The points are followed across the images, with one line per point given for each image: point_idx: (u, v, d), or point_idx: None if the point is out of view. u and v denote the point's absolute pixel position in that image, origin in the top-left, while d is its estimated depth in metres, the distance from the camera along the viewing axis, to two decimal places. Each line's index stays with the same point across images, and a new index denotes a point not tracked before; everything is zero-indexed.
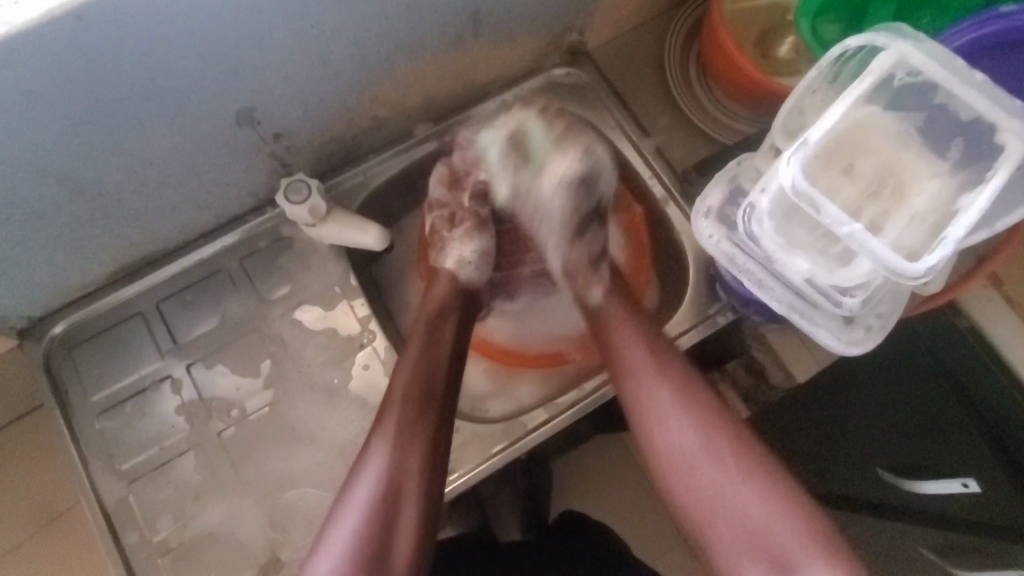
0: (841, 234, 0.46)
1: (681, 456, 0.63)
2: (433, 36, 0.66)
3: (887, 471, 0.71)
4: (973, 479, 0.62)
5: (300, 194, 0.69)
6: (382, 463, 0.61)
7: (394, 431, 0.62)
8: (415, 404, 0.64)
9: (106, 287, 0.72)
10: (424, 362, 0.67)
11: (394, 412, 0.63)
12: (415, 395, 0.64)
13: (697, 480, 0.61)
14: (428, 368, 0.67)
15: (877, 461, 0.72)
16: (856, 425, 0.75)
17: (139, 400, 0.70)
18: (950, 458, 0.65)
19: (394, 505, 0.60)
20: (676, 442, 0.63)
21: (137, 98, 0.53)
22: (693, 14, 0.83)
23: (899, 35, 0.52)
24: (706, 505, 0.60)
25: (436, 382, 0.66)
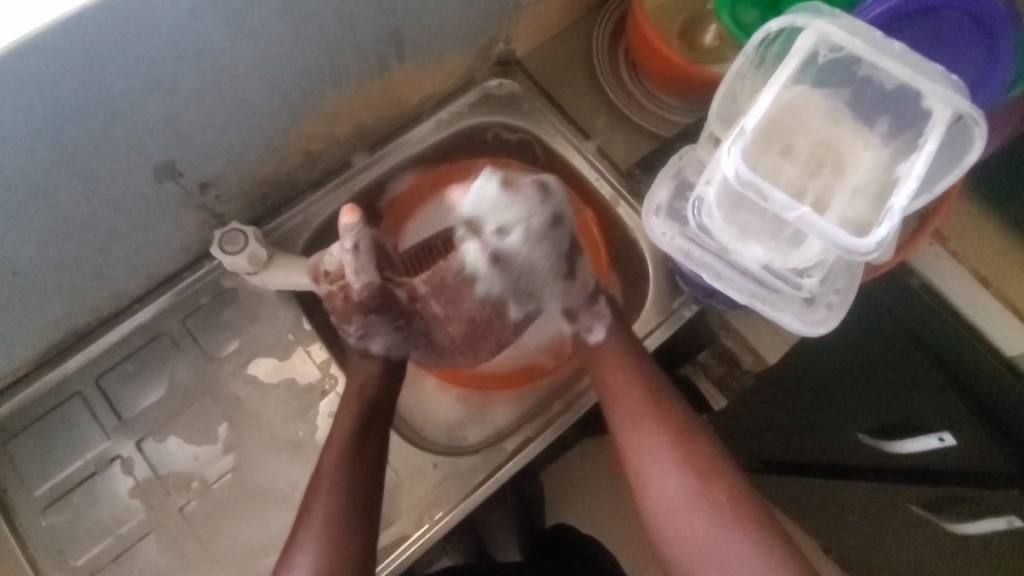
0: (791, 219, 0.45)
1: (667, 494, 0.62)
2: (356, 64, 0.64)
3: (867, 436, 0.75)
4: (947, 433, 0.65)
5: (237, 244, 0.65)
6: (308, 555, 0.57)
7: (326, 509, 0.58)
8: (342, 490, 0.59)
9: (36, 370, 0.67)
10: (351, 434, 0.62)
11: (327, 486, 0.59)
12: (343, 466, 0.61)
13: (678, 531, 0.61)
14: (359, 439, 0.62)
15: (858, 425, 0.76)
16: (825, 394, 0.78)
17: (87, 488, 0.64)
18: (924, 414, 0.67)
19: None
20: (664, 488, 0.63)
21: (35, 167, 0.48)
22: (616, 12, 0.83)
23: (818, 14, 0.52)
24: (692, 545, 0.61)
25: (368, 450, 0.62)
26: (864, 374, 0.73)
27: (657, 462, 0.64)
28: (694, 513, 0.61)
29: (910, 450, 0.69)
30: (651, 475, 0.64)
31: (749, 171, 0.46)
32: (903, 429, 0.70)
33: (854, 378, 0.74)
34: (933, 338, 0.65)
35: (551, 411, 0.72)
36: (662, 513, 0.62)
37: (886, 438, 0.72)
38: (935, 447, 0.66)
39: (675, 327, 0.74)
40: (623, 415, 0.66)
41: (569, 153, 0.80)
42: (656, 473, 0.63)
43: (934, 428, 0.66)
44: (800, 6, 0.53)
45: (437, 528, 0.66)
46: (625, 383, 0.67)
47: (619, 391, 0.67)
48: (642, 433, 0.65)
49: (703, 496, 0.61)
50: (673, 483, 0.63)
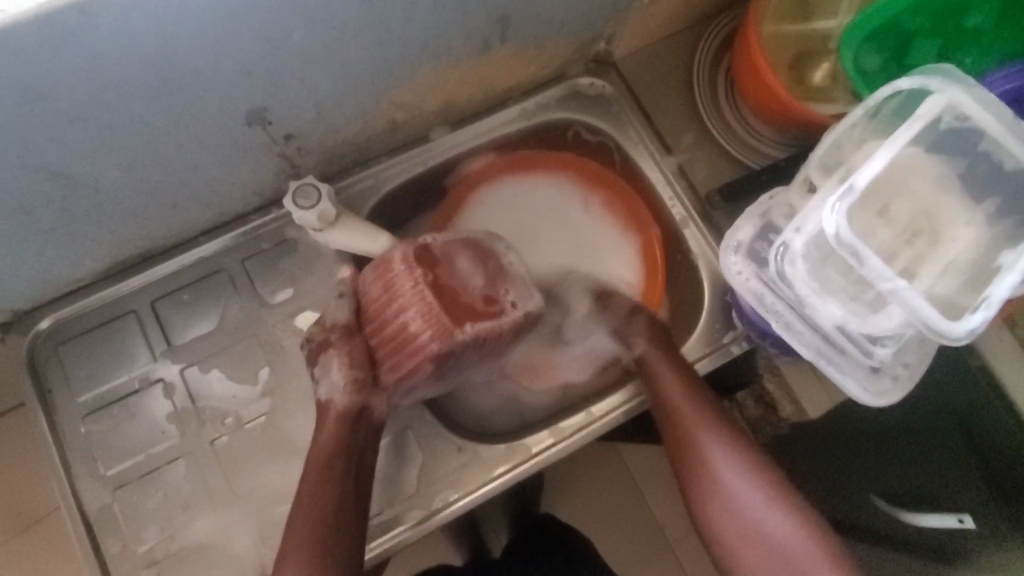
0: (884, 289, 0.43)
1: (709, 467, 0.63)
2: (460, 42, 0.63)
3: (879, 501, 0.68)
4: (968, 515, 0.58)
5: (309, 199, 0.65)
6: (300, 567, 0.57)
7: (309, 499, 0.60)
8: (329, 492, 0.60)
9: (99, 282, 0.69)
10: (339, 431, 0.62)
11: (308, 481, 0.60)
12: (325, 463, 0.61)
13: (726, 505, 0.62)
14: (347, 437, 0.62)
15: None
16: (851, 450, 0.74)
17: (128, 404, 0.67)
18: (950, 491, 0.61)
19: None
20: (715, 466, 0.63)
21: (139, 93, 0.49)
22: (726, 28, 0.80)
23: (951, 79, 0.49)
24: (741, 526, 0.61)
25: (354, 450, 0.62)
26: (903, 441, 0.68)
27: (714, 443, 0.64)
28: (742, 487, 0.62)
29: (922, 526, 0.62)
30: (712, 447, 0.64)
31: (851, 232, 0.43)
32: (922, 503, 0.63)
33: (889, 442, 0.70)
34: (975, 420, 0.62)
35: (577, 418, 0.71)
36: (712, 487, 0.63)
37: (902, 509, 0.65)
38: (950, 528, 0.59)
39: (720, 362, 0.73)
40: (670, 404, 0.66)
41: (648, 165, 0.79)
42: (716, 444, 0.64)
43: (956, 507, 0.59)
44: (934, 67, 0.50)
45: (449, 511, 0.67)
46: (669, 373, 0.67)
47: (666, 380, 0.67)
48: (686, 415, 0.65)
49: (748, 476, 0.62)
50: (726, 465, 0.63)
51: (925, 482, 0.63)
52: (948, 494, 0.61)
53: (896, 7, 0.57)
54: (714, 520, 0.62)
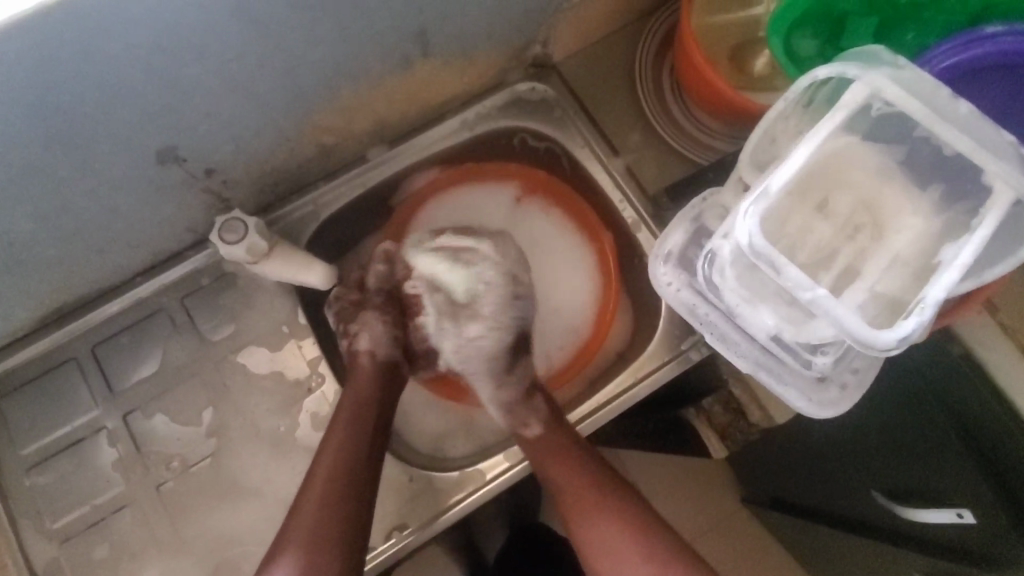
0: (804, 299, 0.39)
1: (580, 526, 0.64)
2: (377, 60, 0.61)
3: (879, 494, 0.69)
4: (967, 509, 0.58)
5: (236, 234, 0.63)
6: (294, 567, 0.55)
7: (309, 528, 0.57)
8: (337, 487, 0.58)
9: (37, 331, 0.68)
10: (341, 462, 0.60)
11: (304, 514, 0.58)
12: (330, 493, 0.58)
13: (604, 560, 0.62)
14: (347, 469, 0.60)
15: (874, 482, 0.69)
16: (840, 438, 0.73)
17: (73, 453, 0.66)
18: (945, 483, 0.59)
19: None
20: (583, 519, 0.64)
21: (32, 145, 0.48)
22: (667, 22, 0.77)
23: (877, 63, 0.46)
24: None
25: (359, 484, 0.60)
26: (885, 431, 0.66)
27: (588, 509, 0.64)
28: (626, 548, 0.61)
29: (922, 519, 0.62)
30: (585, 514, 0.64)
31: (765, 240, 0.40)
32: (915, 496, 0.64)
33: (875, 433, 0.68)
34: (973, 414, 0.57)
35: (533, 439, 0.69)
36: (591, 548, 0.63)
37: (898, 502, 0.66)
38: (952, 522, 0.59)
39: (680, 369, 0.70)
40: (545, 467, 0.66)
41: (594, 169, 0.76)
42: (589, 517, 0.63)
43: (953, 501, 0.59)
44: (858, 51, 0.47)
45: (404, 544, 0.65)
46: (542, 431, 0.67)
47: (538, 446, 0.67)
48: (564, 485, 0.65)
49: (624, 532, 0.62)
50: (600, 525, 0.63)
51: (917, 476, 0.63)
52: (943, 487, 0.60)
53: None
54: None
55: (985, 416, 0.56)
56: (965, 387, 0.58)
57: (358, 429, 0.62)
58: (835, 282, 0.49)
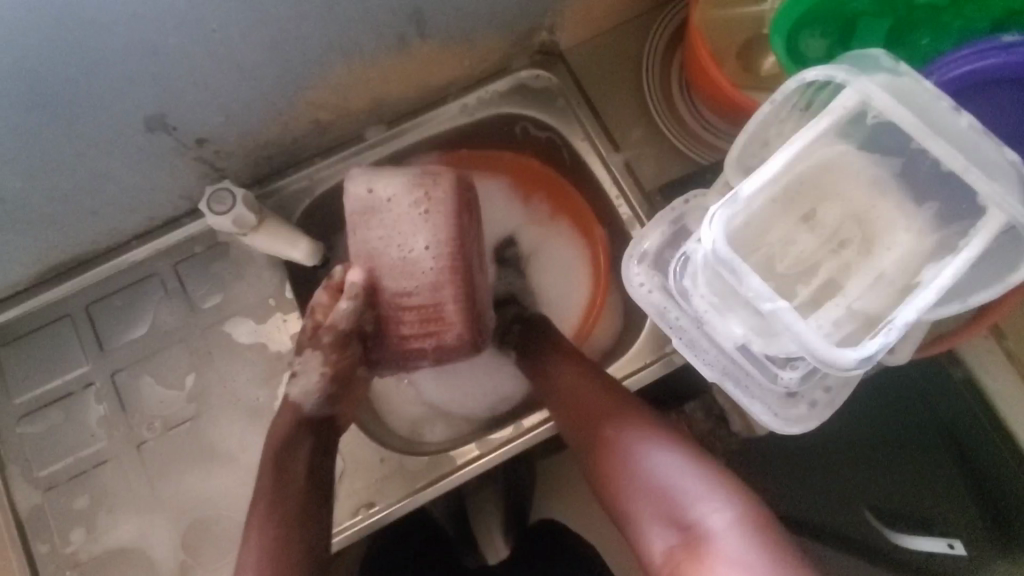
0: (764, 311, 0.38)
1: (601, 430, 0.59)
2: (370, 38, 0.60)
3: (869, 514, 0.71)
4: (959, 541, 0.64)
5: (225, 204, 0.63)
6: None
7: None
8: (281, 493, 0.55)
9: (35, 287, 0.71)
10: (271, 553, 0.53)
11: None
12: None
13: (610, 459, 0.57)
14: (280, 554, 0.53)
15: (867, 504, 0.71)
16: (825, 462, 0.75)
17: (61, 406, 0.68)
18: (939, 515, 0.66)
19: None
20: (606, 443, 0.58)
21: (20, 105, 0.49)
22: (679, 15, 0.75)
23: (871, 69, 0.43)
24: (617, 460, 0.56)
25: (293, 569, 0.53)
26: (886, 458, 0.71)
27: (580, 384, 0.62)
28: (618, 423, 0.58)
29: (908, 544, 0.67)
30: (576, 392, 0.62)
31: (729, 247, 0.39)
32: (903, 521, 0.68)
33: (873, 457, 0.72)
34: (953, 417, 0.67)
35: (504, 431, 0.69)
36: (581, 433, 0.60)
37: (884, 524, 0.69)
38: (940, 551, 0.65)
39: (662, 372, 0.69)
40: (540, 364, 0.67)
41: (592, 162, 0.75)
42: (582, 397, 0.61)
43: (947, 533, 0.65)
44: (855, 54, 0.44)
45: (370, 523, 0.65)
46: (561, 361, 0.66)
47: (553, 365, 0.65)
48: (569, 397, 0.62)
49: (650, 450, 0.56)
50: (620, 446, 0.57)
51: (912, 501, 0.68)
52: (937, 517, 0.66)
53: None
54: (606, 474, 0.57)
55: (990, 450, 0.64)
56: (951, 399, 0.67)
57: (280, 504, 0.55)
58: (813, 296, 0.47)
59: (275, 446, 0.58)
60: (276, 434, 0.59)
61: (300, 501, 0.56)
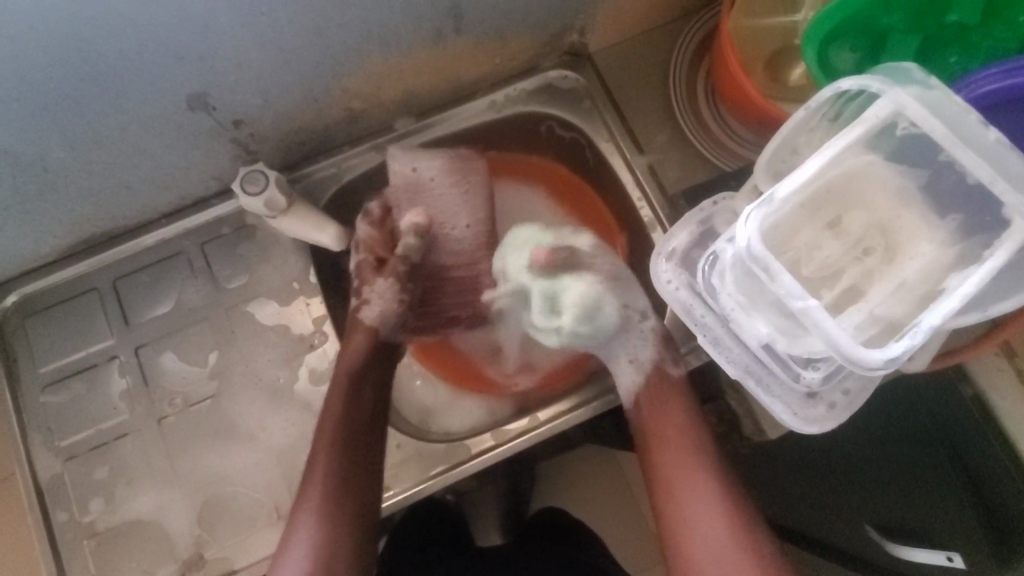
0: (794, 308, 0.39)
1: (681, 492, 0.62)
2: (409, 30, 0.62)
3: (874, 529, 0.73)
4: (958, 554, 0.65)
5: (257, 185, 0.65)
6: (322, 462, 0.62)
7: (315, 517, 0.60)
8: (354, 398, 0.65)
9: (64, 260, 0.72)
10: (340, 459, 0.62)
11: (308, 509, 0.61)
12: (334, 484, 0.61)
13: (673, 494, 0.63)
14: (357, 445, 0.63)
15: (868, 517, 0.74)
16: (841, 466, 0.77)
17: (85, 377, 0.69)
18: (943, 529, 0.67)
19: (343, 504, 0.61)
20: (682, 505, 0.62)
21: (71, 77, 0.51)
22: (708, 23, 0.76)
23: (904, 81, 0.45)
24: (681, 506, 0.62)
25: (356, 475, 0.62)
26: (891, 469, 0.73)
27: (661, 423, 0.66)
28: (687, 469, 0.63)
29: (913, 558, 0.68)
30: (659, 433, 0.66)
31: (763, 245, 0.40)
32: (910, 535, 0.70)
33: (882, 469, 0.74)
34: (956, 435, 0.67)
35: (521, 422, 0.70)
36: (658, 465, 0.65)
37: (892, 538, 0.71)
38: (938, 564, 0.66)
39: (676, 373, 0.70)
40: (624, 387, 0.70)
41: (616, 164, 0.76)
42: (665, 440, 0.65)
43: (945, 546, 0.66)
44: (888, 67, 0.46)
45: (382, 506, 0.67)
46: (678, 417, 0.66)
47: (666, 417, 0.66)
48: (649, 431, 0.67)
49: (704, 496, 0.61)
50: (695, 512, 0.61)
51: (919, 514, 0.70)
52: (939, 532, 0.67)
53: None
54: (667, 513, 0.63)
55: (986, 464, 0.64)
56: (955, 413, 0.67)
57: (348, 418, 0.64)
58: (836, 300, 0.49)
59: (350, 371, 0.67)
60: (348, 360, 0.67)
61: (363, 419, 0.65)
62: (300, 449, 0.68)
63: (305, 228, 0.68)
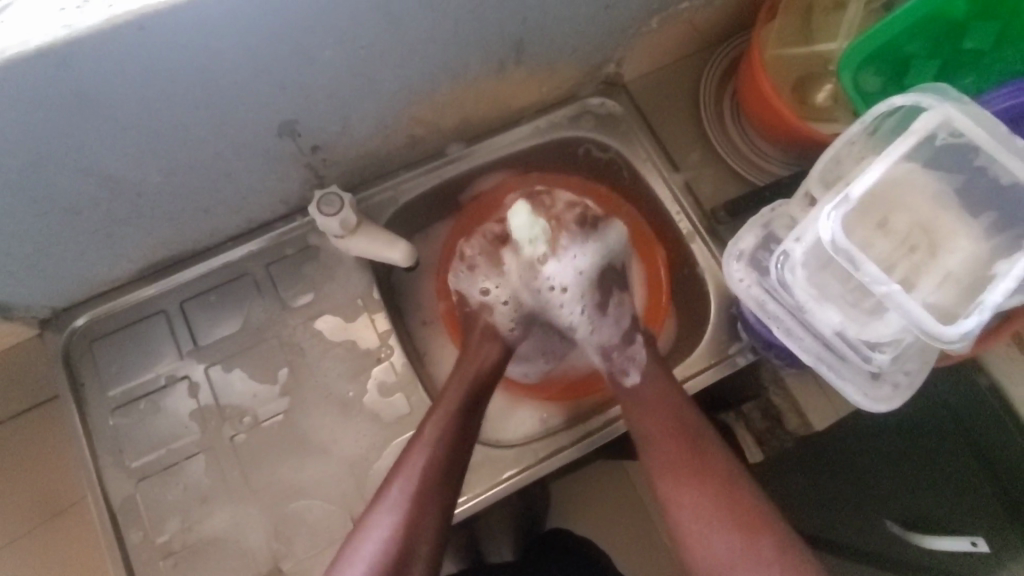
0: (879, 292, 0.44)
1: (676, 471, 0.65)
2: (478, 61, 0.67)
3: (894, 524, 0.69)
4: (982, 538, 0.62)
5: (333, 207, 0.68)
6: (435, 431, 0.64)
7: (408, 494, 0.60)
8: (467, 384, 0.69)
9: (130, 284, 0.73)
10: (438, 448, 0.63)
11: (400, 485, 0.61)
12: (438, 454, 0.63)
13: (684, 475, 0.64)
14: (462, 421, 0.66)
15: (887, 512, 0.71)
16: (864, 455, 0.76)
17: (154, 399, 0.70)
18: (963, 515, 0.65)
19: (444, 471, 0.62)
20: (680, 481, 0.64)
21: (186, 106, 0.54)
22: (731, 53, 0.84)
23: (945, 97, 0.51)
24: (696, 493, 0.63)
25: (453, 467, 0.63)
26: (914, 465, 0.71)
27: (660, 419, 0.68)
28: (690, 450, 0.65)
29: (935, 546, 0.64)
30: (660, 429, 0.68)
31: (846, 237, 0.46)
32: (937, 527, 0.66)
33: (909, 462, 0.72)
34: (970, 415, 0.69)
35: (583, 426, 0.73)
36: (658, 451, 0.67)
37: (915, 530, 0.67)
38: (963, 551, 0.62)
39: (725, 372, 0.75)
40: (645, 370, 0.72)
41: (655, 182, 0.81)
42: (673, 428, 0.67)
43: (970, 531, 0.63)
44: (929, 86, 0.52)
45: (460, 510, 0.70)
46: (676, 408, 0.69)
47: (652, 403, 0.69)
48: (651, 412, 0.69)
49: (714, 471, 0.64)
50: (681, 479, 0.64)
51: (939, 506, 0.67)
52: (961, 521, 0.65)
53: (895, 30, 0.59)
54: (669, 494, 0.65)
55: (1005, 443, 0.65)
56: (966, 401, 0.70)
57: (460, 410, 0.66)
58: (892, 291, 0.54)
59: (479, 367, 0.72)
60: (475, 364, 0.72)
61: (471, 423, 0.66)
62: (373, 460, 0.69)
63: (368, 250, 0.72)
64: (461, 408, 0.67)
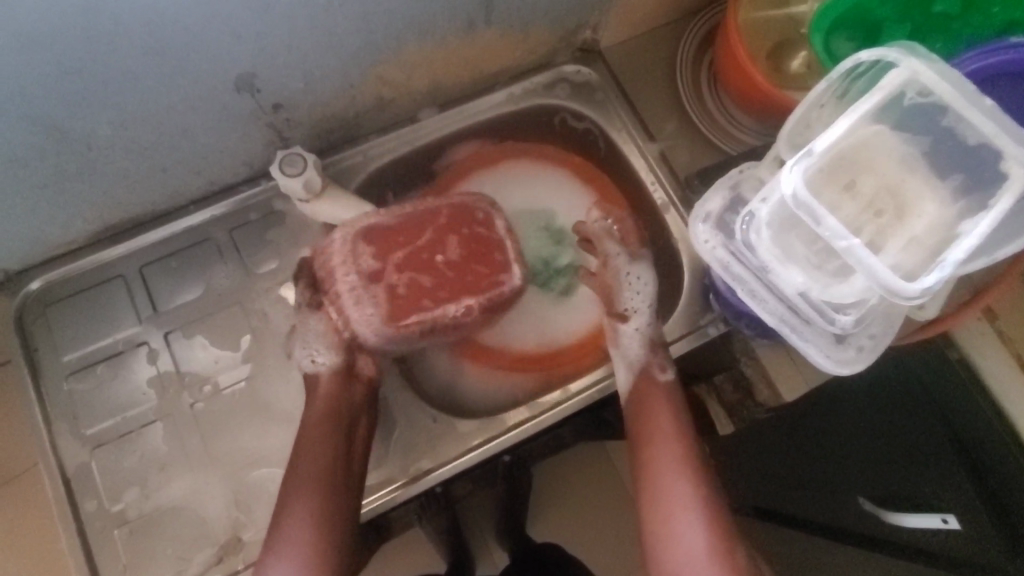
0: (839, 247, 0.45)
1: (679, 485, 0.62)
2: (445, 19, 0.65)
3: (866, 501, 0.70)
4: (952, 515, 0.62)
5: (296, 167, 0.67)
6: (312, 453, 0.60)
7: (296, 531, 0.56)
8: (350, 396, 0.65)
9: (88, 247, 0.71)
10: (319, 478, 0.59)
11: (291, 520, 0.57)
12: (314, 478, 0.59)
13: (687, 497, 0.61)
14: (339, 439, 0.62)
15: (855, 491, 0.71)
16: (824, 437, 0.74)
17: (111, 365, 0.68)
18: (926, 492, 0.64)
19: (327, 497, 0.58)
20: (681, 512, 0.61)
21: (135, 55, 0.52)
22: (708, 23, 0.82)
23: (912, 52, 0.51)
24: (698, 524, 0.60)
25: (344, 489, 0.60)
26: (869, 444, 0.71)
27: (667, 444, 0.64)
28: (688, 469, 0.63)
29: (908, 524, 0.66)
30: (664, 451, 0.64)
31: (807, 192, 0.46)
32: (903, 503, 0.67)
33: (863, 444, 0.71)
34: (960, 421, 0.64)
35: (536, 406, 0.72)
36: (658, 477, 0.63)
37: (885, 508, 0.68)
38: (934, 528, 0.63)
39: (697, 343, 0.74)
40: (653, 433, 0.66)
41: (628, 151, 0.80)
42: (669, 451, 0.64)
43: (938, 508, 0.63)
44: (898, 43, 0.52)
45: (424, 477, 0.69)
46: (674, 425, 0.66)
47: (662, 424, 0.66)
48: (652, 428, 0.66)
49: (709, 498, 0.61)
50: (684, 498, 0.62)
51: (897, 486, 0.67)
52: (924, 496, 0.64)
53: None
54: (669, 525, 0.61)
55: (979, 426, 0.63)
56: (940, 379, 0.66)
57: (334, 433, 0.61)
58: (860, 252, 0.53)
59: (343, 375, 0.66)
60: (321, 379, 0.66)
61: (353, 445, 0.63)
62: None
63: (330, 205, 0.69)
64: (339, 429, 0.62)
